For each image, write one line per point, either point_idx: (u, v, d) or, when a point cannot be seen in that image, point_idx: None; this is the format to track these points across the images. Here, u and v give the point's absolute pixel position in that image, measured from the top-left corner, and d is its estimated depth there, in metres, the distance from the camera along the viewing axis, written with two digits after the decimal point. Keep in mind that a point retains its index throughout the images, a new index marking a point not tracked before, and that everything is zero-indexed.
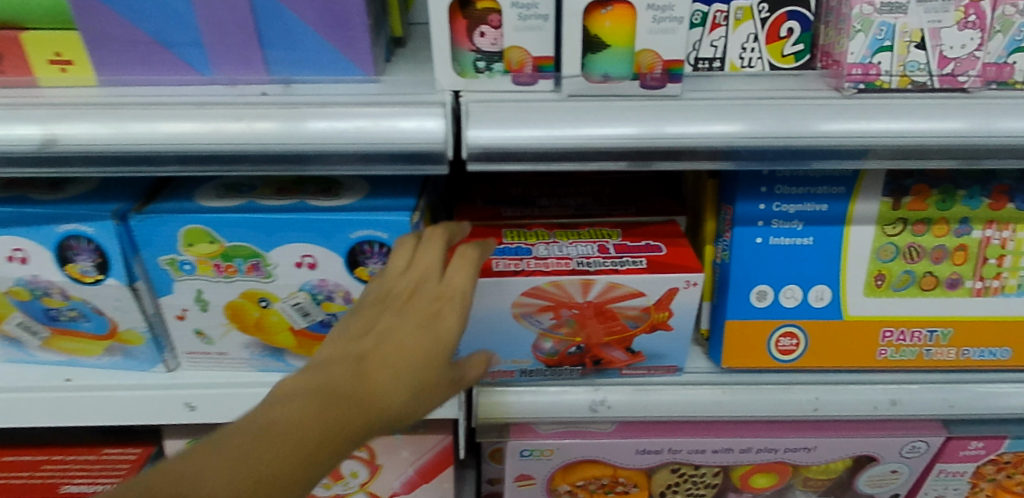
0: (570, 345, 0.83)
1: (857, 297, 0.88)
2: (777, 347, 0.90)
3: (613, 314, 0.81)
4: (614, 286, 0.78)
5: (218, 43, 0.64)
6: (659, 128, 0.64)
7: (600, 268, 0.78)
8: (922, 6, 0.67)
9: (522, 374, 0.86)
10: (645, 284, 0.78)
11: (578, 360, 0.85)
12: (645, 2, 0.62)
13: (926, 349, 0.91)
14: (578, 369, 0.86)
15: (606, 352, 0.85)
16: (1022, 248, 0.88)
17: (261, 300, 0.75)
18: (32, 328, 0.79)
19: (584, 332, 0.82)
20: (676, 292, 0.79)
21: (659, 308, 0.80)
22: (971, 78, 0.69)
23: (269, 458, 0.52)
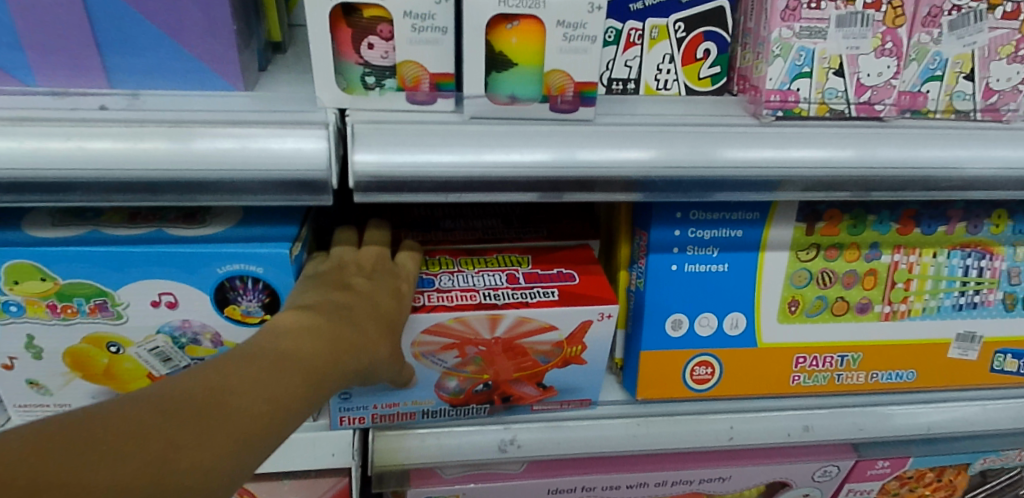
0: (477, 383, 0.76)
1: (771, 324, 0.86)
2: (692, 377, 0.87)
3: (523, 349, 0.74)
4: (525, 321, 0.72)
5: (45, 46, 0.54)
6: (570, 156, 0.58)
7: (509, 301, 0.72)
8: (841, 31, 0.64)
9: (423, 415, 0.79)
10: (557, 317, 0.72)
11: (486, 397, 0.79)
12: (554, 18, 0.56)
13: (838, 374, 0.90)
14: (486, 407, 0.80)
15: (517, 387, 0.79)
16: (928, 271, 0.88)
17: (109, 345, 0.64)
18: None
19: (492, 369, 0.76)
20: (590, 325, 0.73)
21: (574, 341, 0.75)
22: (888, 106, 0.68)
23: (267, 393, 0.49)
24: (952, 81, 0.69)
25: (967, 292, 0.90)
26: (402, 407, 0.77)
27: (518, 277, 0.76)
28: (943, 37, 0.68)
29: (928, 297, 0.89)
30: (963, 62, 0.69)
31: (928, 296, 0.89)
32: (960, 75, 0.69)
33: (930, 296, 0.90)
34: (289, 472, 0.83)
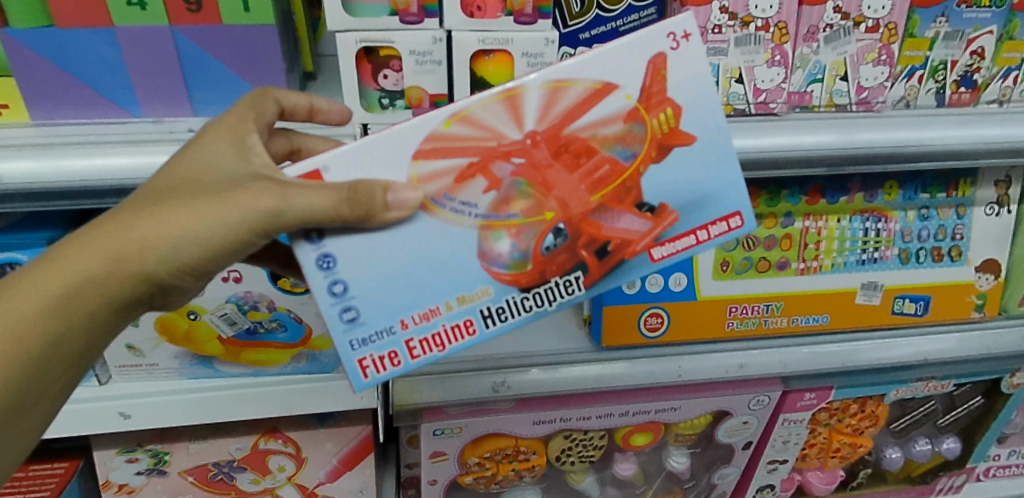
0: (538, 239, 0.62)
1: (708, 280, 1.05)
2: (645, 325, 1.05)
3: (587, 145, 0.60)
4: (562, 92, 0.59)
5: (149, 85, 0.70)
6: None
7: (556, 74, 0.59)
8: (739, 49, 0.85)
9: (489, 320, 0.63)
10: (616, 69, 0.59)
11: (574, 258, 0.63)
12: (520, 51, 0.75)
13: (765, 319, 1.09)
14: (575, 277, 0.64)
15: (609, 220, 0.62)
16: (833, 234, 1.08)
17: (189, 313, 0.83)
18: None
19: (553, 203, 0.61)
20: (665, 68, 0.59)
21: (656, 105, 0.60)
22: (779, 104, 0.89)
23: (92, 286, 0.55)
24: (831, 82, 0.90)
25: (868, 249, 1.09)
26: (441, 323, 0.63)
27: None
28: (820, 49, 0.88)
29: (835, 254, 1.09)
30: (838, 68, 0.89)
31: (835, 254, 1.09)
32: (837, 77, 0.90)
33: (836, 254, 1.09)
34: (324, 421, 1.06)
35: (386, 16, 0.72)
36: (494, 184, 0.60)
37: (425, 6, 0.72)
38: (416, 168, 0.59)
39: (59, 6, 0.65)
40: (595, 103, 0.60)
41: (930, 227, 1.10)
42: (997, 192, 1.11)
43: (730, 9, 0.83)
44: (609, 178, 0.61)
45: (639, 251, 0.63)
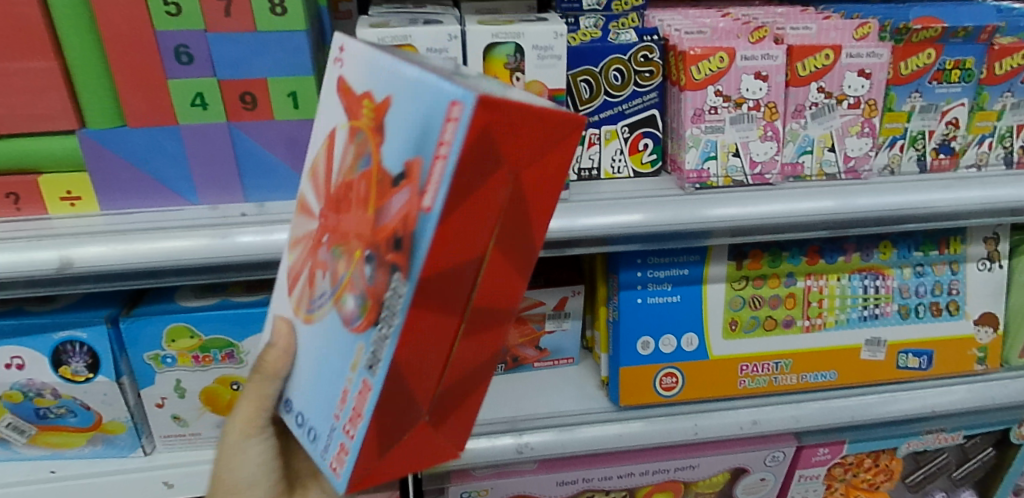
0: (359, 276, 0.52)
1: (718, 339, 1.10)
2: (661, 385, 1.10)
3: (344, 182, 0.55)
4: (318, 167, 0.59)
5: (206, 174, 0.76)
6: (566, 223, 0.88)
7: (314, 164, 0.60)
8: (734, 127, 0.94)
9: (370, 372, 0.51)
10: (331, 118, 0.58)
11: (382, 267, 0.50)
12: (531, 43, 0.78)
13: (775, 377, 1.13)
14: (397, 278, 0.48)
15: (383, 212, 0.49)
16: (835, 292, 1.13)
17: (232, 384, 0.89)
18: (20, 428, 0.87)
19: (356, 245, 0.53)
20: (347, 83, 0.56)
21: (357, 112, 0.53)
22: (774, 175, 0.97)
23: None
24: (820, 153, 0.98)
25: (868, 305, 1.15)
26: (353, 401, 0.54)
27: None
28: (808, 124, 0.97)
29: (838, 311, 1.14)
30: (825, 141, 0.98)
31: (838, 310, 1.14)
32: (825, 149, 0.98)
33: (839, 310, 1.14)
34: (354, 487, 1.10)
35: None
36: (323, 269, 0.58)
37: None
38: (293, 298, 0.63)
39: (132, 109, 0.72)
40: (337, 147, 0.57)
41: (926, 283, 1.16)
42: (986, 248, 1.17)
43: (724, 92, 0.92)
44: (364, 184, 0.52)
45: (415, 215, 0.46)
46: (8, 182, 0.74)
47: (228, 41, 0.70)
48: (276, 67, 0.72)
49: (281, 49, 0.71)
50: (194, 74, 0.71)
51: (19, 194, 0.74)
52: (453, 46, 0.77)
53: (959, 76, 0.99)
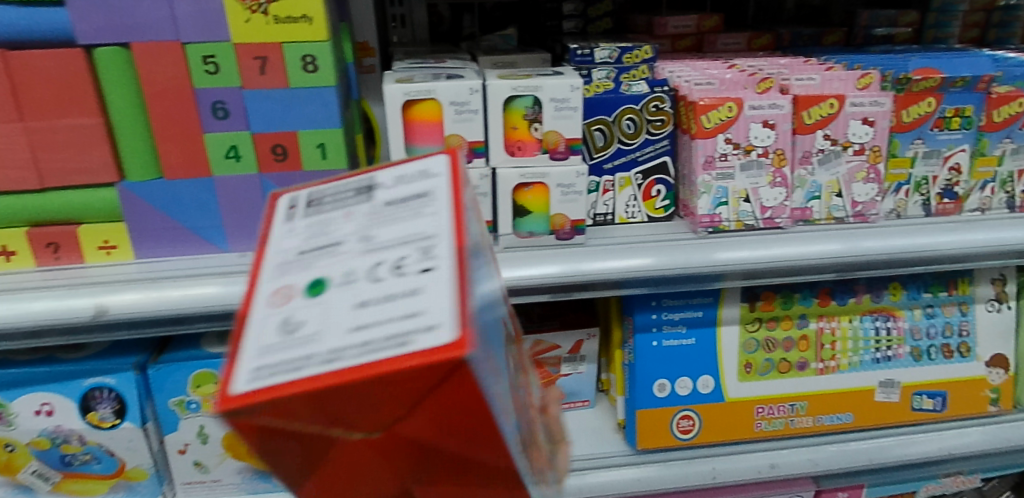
0: None
1: (733, 382, 1.10)
2: (678, 428, 1.10)
3: None
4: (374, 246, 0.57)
5: (236, 223, 0.79)
6: (573, 266, 0.86)
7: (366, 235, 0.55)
8: (744, 173, 0.97)
9: None
10: None
11: None
12: (549, 96, 0.82)
13: (791, 419, 1.14)
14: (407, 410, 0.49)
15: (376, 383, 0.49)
16: (847, 333, 1.15)
17: None
18: (44, 475, 0.87)
19: None
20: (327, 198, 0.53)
21: None
22: (784, 219, 0.99)
23: None
24: (828, 198, 1.01)
25: (880, 347, 1.15)
26: None
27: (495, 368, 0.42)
28: (816, 170, 0.99)
29: (851, 353, 1.15)
30: (833, 186, 1.00)
31: (850, 353, 1.15)
32: (833, 194, 1.01)
33: (852, 353, 1.15)
34: None
35: None
36: None
37: (476, 148, 0.84)
38: None
39: (169, 162, 0.74)
40: None
41: (936, 325, 1.17)
42: (995, 289, 1.18)
43: (734, 140, 0.95)
44: None
45: None
46: (46, 233, 0.75)
47: (261, 97, 0.73)
48: (307, 120, 0.75)
49: (311, 104, 0.74)
50: (229, 128, 0.74)
51: (59, 243, 0.76)
52: (474, 99, 0.81)
53: (959, 124, 1.02)
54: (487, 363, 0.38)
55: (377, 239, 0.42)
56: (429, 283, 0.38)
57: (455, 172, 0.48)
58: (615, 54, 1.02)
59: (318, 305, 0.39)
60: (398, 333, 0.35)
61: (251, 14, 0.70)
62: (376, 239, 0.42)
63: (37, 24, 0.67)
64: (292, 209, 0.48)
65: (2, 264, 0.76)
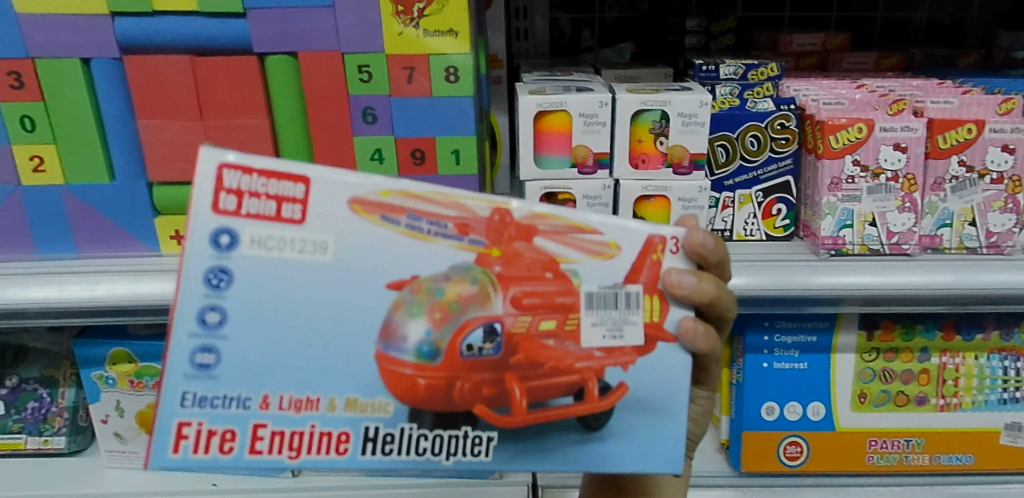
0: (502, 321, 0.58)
1: (846, 411, 1.07)
2: (785, 454, 1.08)
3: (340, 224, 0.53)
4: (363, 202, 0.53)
5: None
6: None
7: (286, 191, 0.51)
8: (871, 197, 0.94)
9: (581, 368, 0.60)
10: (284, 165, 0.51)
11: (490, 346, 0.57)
12: (676, 111, 0.83)
13: (905, 456, 1.09)
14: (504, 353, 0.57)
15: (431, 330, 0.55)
16: (972, 371, 1.07)
17: None
18: None
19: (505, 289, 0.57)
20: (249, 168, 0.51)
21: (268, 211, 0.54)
22: (912, 245, 0.96)
23: None
24: (960, 227, 0.96)
25: (1009, 388, 1.07)
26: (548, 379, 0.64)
27: (289, 398, 0.54)
28: (948, 197, 0.95)
29: (975, 392, 1.07)
30: (966, 214, 0.96)
31: (975, 391, 1.07)
32: (966, 222, 0.96)
33: (976, 391, 1.07)
34: None
35: (567, 168, 0.86)
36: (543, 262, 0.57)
37: (600, 159, 0.85)
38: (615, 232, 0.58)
39: (322, 162, 0.80)
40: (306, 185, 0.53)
41: None
42: None
43: (862, 162, 0.93)
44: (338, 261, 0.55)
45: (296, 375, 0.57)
46: None
47: (407, 105, 0.78)
48: (445, 128, 0.80)
49: (451, 113, 0.79)
50: (375, 132, 0.79)
51: None
52: (604, 112, 0.83)
53: None
54: (242, 422, 0.54)
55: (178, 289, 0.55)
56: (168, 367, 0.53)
57: (226, 189, 0.50)
58: (740, 71, 1.03)
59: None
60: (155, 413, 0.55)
61: (404, 28, 0.75)
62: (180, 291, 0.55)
63: (222, 33, 0.73)
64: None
65: (174, 247, 0.82)
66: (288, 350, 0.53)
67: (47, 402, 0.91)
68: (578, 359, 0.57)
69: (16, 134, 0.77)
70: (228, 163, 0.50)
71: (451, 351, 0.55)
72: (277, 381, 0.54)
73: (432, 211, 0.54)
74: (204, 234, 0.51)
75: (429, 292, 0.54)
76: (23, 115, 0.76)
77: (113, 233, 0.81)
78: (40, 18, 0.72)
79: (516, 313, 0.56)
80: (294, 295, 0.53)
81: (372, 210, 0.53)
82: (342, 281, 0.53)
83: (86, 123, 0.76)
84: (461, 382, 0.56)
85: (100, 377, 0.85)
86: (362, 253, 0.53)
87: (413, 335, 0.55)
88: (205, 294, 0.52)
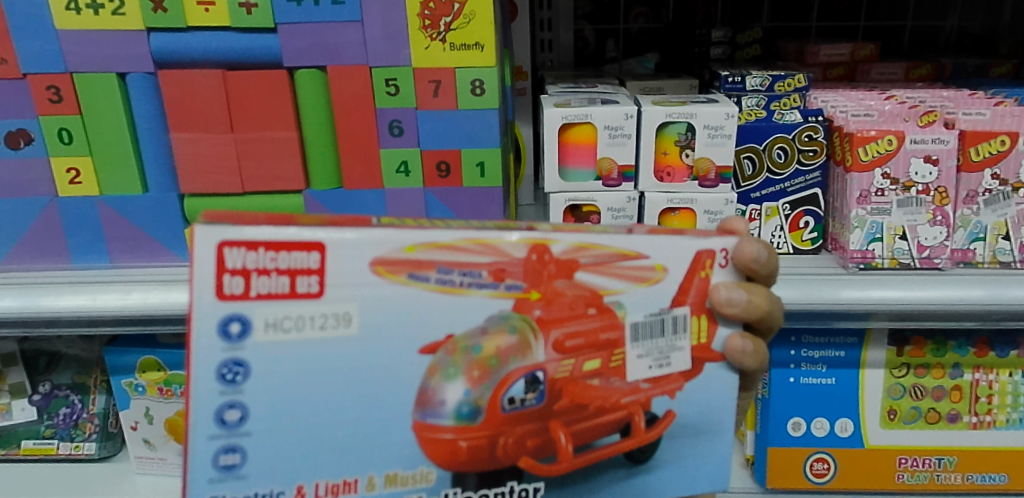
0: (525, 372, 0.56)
1: (875, 428, 1.05)
2: (812, 471, 1.07)
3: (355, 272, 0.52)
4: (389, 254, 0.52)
5: None
6: None
7: (296, 261, 0.50)
8: (902, 210, 0.93)
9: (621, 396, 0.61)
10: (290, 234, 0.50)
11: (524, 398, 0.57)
12: (702, 123, 0.82)
13: (937, 474, 1.06)
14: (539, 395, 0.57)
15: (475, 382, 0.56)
16: (1006, 388, 1.04)
17: None
18: None
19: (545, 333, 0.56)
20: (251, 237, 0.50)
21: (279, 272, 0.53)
22: (944, 259, 0.94)
23: None
24: (994, 241, 0.94)
25: None
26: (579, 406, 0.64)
27: (326, 485, 0.56)
28: (981, 210, 0.94)
29: (1010, 410, 1.04)
30: (999, 228, 0.94)
31: (1010, 409, 1.04)
32: (999, 236, 0.94)
33: (1011, 409, 1.04)
34: None
35: (592, 180, 0.85)
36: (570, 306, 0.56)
37: (625, 172, 0.85)
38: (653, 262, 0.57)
39: (350, 174, 0.81)
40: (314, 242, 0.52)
41: None
42: None
43: (892, 175, 0.92)
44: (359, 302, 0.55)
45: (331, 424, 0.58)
46: None
47: (432, 118, 0.79)
48: (470, 140, 0.80)
49: (477, 126, 0.79)
50: (401, 145, 0.80)
51: None
52: (629, 124, 0.83)
53: None
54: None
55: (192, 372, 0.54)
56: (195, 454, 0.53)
57: (231, 269, 0.49)
58: (767, 82, 1.02)
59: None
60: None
61: (431, 42, 0.76)
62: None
63: (253, 47, 0.75)
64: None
65: None
66: (311, 432, 0.54)
67: (78, 408, 0.93)
68: (624, 395, 0.58)
69: (54, 147, 0.78)
70: (228, 241, 0.49)
71: (492, 407, 0.56)
72: (308, 470, 0.55)
73: (463, 262, 0.53)
74: (214, 325, 0.50)
75: (466, 350, 0.54)
76: (60, 128, 0.78)
77: (145, 243, 0.83)
78: (79, 34, 0.74)
79: (559, 357, 0.56)
80: (316, 374, 0.53)
81: (398, 269, 0.52)
82: (366, 356, 0.53)
83: (122, 136, 0.78)
84: (505, 438, 0.57)
85: (130, 384, 0.87)
86: (389, 318, 0.53)
87: (452, 396, 0.55)
88: (222, 391, 0.52)
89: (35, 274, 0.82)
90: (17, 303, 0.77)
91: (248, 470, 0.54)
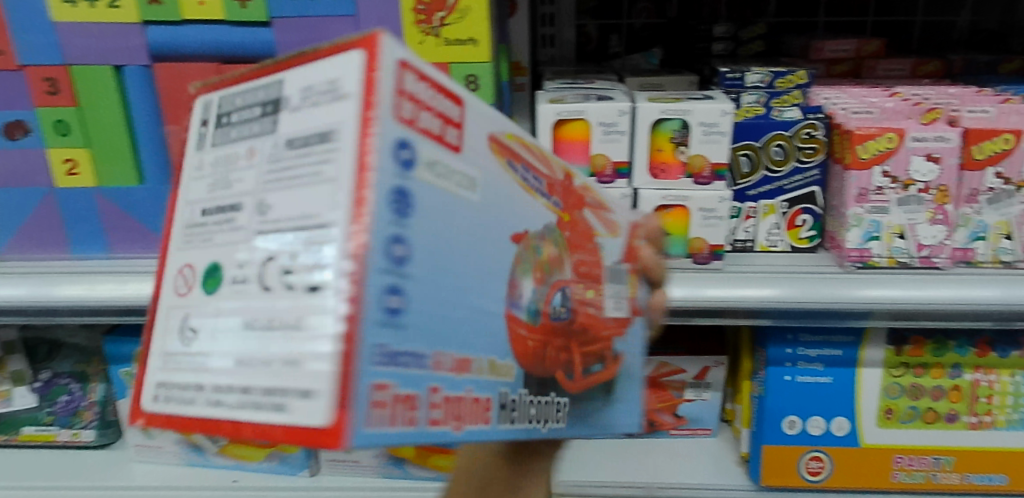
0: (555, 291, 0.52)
1: (871, 427, 1.05)
2: (806, 469, 1.07)
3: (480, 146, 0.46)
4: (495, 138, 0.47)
5: None
6: (692, 292, 0.85)
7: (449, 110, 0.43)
8: (901, 208, 0.92)
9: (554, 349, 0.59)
10: (453, 85, 0.43)
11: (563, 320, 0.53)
12: (697, 120, 0.82)
13: (933, 474, 1.06)
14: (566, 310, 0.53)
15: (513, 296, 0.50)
16: (1007, 389, 1.03)
17: None
18: (214, 438, 0.90)
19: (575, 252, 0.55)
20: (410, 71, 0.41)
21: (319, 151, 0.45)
22: (943, 259, 0.93)
23: None
24: (995, 240, 0.93)
25: None
26: None
27: (453, 357, 0.41)
28: (983, 209, 0.93)
29: (1010, 410, 1.03)
30: (1002, 227, 0.93)
31: (1010, 409, 1.03)
32: (1002, 235, 0.93)
33: (1011, 409, 1.03)
34: None
35: (585, 177, 0.85)
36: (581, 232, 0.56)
37: (619, 169, 0.85)
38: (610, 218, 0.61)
39: None
40: None
41: None
42: None
43: (892, 173, 0.91)
44: None
45: None
46: None
47: None
48: None
49: None
50: None
51: None
52: (623, 121, 0.83)
53: None
54: (421, 385, 0.38)
55: (272, 215, 0.39)
56: (314, 313, 0.35)
57: (410, 94, 0.39)
58: (768, 79, 1.01)
59: (204, 312, 0.41)
60: (193, 391, 0.40)
61: (424, 37, 0.76)
62: (270, 216, 0.39)
63: (248, 41, 0.75)
64: (207, 126, 0.45)
65: None
66: (456, 300, 0.41)
67: (78, 396, 0.95)
68: (603, 329, 0.58)
69: (51, 138, 0.79)
70: (409, 62, 0.40)
71: (546, 315, 0.50)
72: (458, 335, 0.41)
73: (535, 167, 0.51)
74: (389, 144, 0.37)
75: (533, 249, 0.49)
76: (56, 119, 0.78)
77: (142, 233, 0.84)
78: (75, 27, 0.74)
79: (578, 280, 0.55)
80: (457, 231, 0.41)
81: (503, 152, 0.48)
82: (486, 227, 0.44)
83: (117, 128, 0.79)
84: (552, 345, 0.51)
85: (128, 374, 0.88)
86: (499, 197, 0.46)
87: (527, 294, 0.48)
88: (392, 222, 0.36)
89: (35, 265, 0.84)
90: (15, 292, 0.78)
91: (410, 321, 0.37)
